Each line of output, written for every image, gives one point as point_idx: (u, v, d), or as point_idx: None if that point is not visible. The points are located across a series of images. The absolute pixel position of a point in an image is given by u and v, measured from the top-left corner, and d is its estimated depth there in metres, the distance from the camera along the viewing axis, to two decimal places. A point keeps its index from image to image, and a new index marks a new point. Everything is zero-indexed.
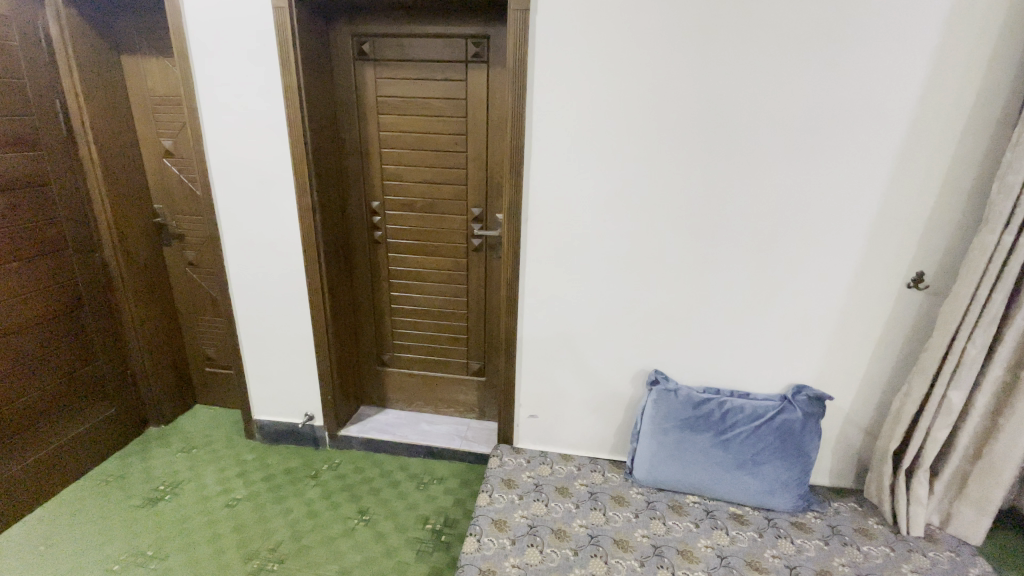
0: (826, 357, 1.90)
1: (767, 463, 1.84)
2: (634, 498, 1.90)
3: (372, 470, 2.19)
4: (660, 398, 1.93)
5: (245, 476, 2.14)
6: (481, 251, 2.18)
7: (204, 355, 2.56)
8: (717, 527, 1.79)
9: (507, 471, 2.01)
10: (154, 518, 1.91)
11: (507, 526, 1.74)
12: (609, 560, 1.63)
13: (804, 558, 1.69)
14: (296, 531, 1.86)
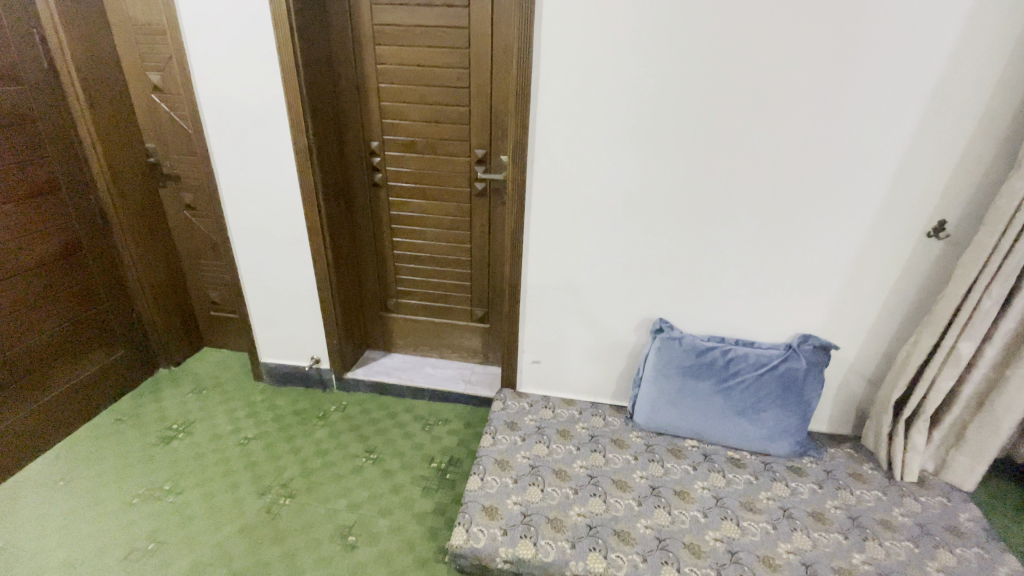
0: (835, 308, 1.87)
1: (768, 410, 1.85)
2: (634, 441, 1.94)
3: (378, 411, 2.23)
4: (664, 345, 1.92)
5: (255, 416, 2.20)
6: (485, 195, 2.11)
7: (209, 299, 2.56)
8: (714, 470, 1.84)
9: (510, 414, 2.04)
10: (170, 455, 1.99)
11: (510, 466, 1.79)
12: (608, 499, 1.69)
13: (798, 500, 1.74)
14: (307, 468, 1.93)
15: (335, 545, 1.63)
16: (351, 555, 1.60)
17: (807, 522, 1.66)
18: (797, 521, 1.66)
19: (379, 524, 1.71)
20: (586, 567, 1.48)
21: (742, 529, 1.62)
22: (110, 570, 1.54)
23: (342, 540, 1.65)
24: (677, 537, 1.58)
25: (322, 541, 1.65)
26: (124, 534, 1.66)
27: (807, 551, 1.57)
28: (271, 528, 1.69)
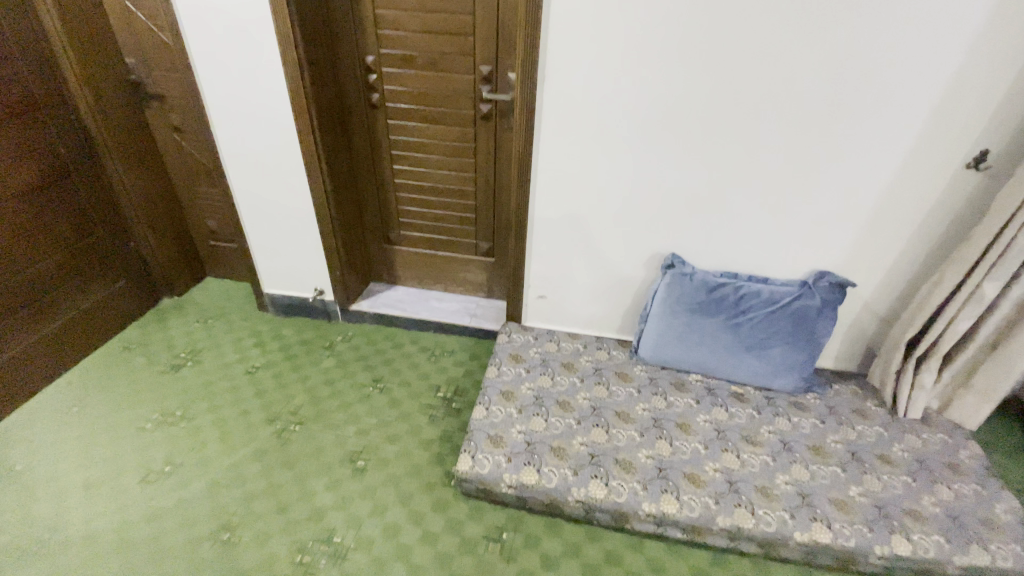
0: (856, 244, 1.79)
1: (776, 347, 1.83)
2: (638, 375, 1.93)
3: (384, 342, 2.23)
4: (674, 281, 1.86)
5: (261, 345, 2.20)
6: (491, 119, 1.96)
7: (207, 229, 2.49)
8: (717, 404, 1.84)
9: (515, 347, 2.03)
10: (180, 382, 2.02)
11: (514, 397, 1.80)
12: (610, 430, 1.70)
13: (798, 434, 1.75)
14: (314, 396, 1.95)
15: (345, 469, 1.68)
16: (361, 479, 1.66)
17: (806, 455, 1.68)
18: (797, 454, 1.69)
19: (387, 450, 1.75)
20: (588, 494, 1.52)
21: (742, 461, 1.64)
22: (129, 490, 1.61)
23: (351, 465, 1.70)
24: (677, 467, 1.61)
25: (332, 465, 1.70)
26: (140, 458, 1.72)
27: (804, 482, 1.60)
28: (282, 453, 1.73)
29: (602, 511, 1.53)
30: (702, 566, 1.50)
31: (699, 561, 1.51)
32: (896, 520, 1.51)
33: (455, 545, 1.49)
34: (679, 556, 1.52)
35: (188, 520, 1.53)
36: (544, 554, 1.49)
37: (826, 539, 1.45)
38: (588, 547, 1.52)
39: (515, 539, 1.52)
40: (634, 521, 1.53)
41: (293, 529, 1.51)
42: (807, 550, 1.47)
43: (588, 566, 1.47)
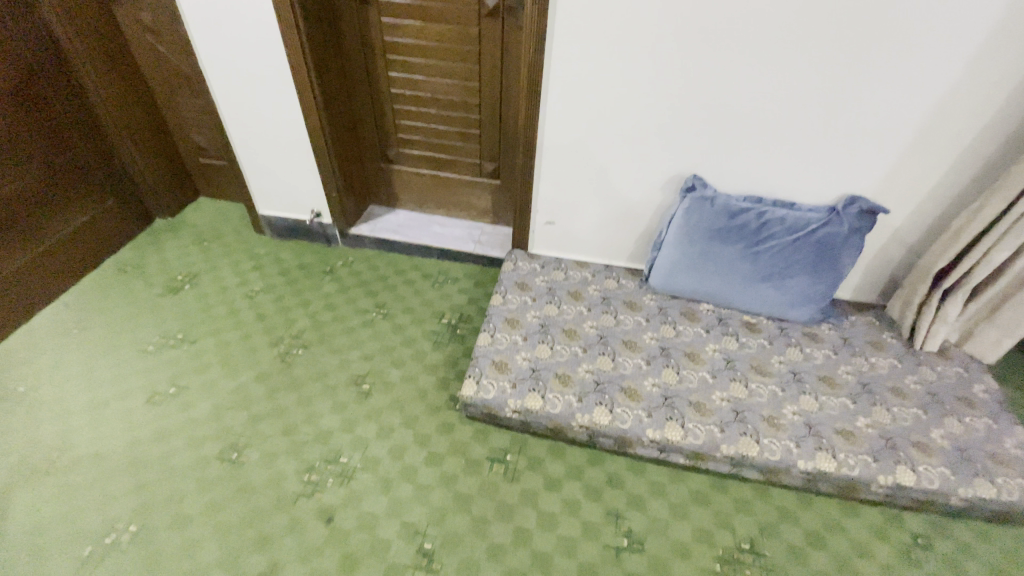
0: (895, 167, 1.63)
1: (795, 276, 1.74)
2: (647, 304, 1.85)
3: (385, 268, 2.15)
4: (693, 204, 1.72)
5: (260, 269, 2.14)
6: (497, 17, 1.74)
7: (194, 145, 2.33)
8: (727, 334, 1.77)
9: (520, 275, 1.94)
10: (179, 305, 1.98)
11: (519, 325, 1.75)
12: (616, 358, 1.64)
13: (810, 365, 1.71)
14: (316, 320, 1.90)
15: (350, 392, 1.67)
16: (366, 402, 1.65)
17: (816, 386, 1.65)
18: (807, 384, 1.65)
19: (392, 374, 1.73)
20: (592, 420, 1.49)
21: (750, 391, 1.60)
22: (135, 411, 1.62)
23: (356, 388, 1.68)
24: (683, 396, 1.55)
25: (336, 388, 1.68)
26: (143, 380, 1.71)
27: (812, 413, 1.57)
28: (285, 376, 1.71)
29: (606, 437, 1.51)
30: (703, 490, 1.49)
31: (700, 486, 1.50)
32: (903, 451, 1.49)
33: (460, 466, 1.50)
34: (681, 480, 1.51)
35: (195, 439, 1.54)
36: (548, 476, 1.50)
37: (830, 468, 1.44)
38: (591, 470, 1.52)
39: (520, 461, 1.53)
40: (637, 447, 1.51)
41: (300, 449, 1.52)
42: (808, 478, 1.46)
43: (590, 488, 1.48)
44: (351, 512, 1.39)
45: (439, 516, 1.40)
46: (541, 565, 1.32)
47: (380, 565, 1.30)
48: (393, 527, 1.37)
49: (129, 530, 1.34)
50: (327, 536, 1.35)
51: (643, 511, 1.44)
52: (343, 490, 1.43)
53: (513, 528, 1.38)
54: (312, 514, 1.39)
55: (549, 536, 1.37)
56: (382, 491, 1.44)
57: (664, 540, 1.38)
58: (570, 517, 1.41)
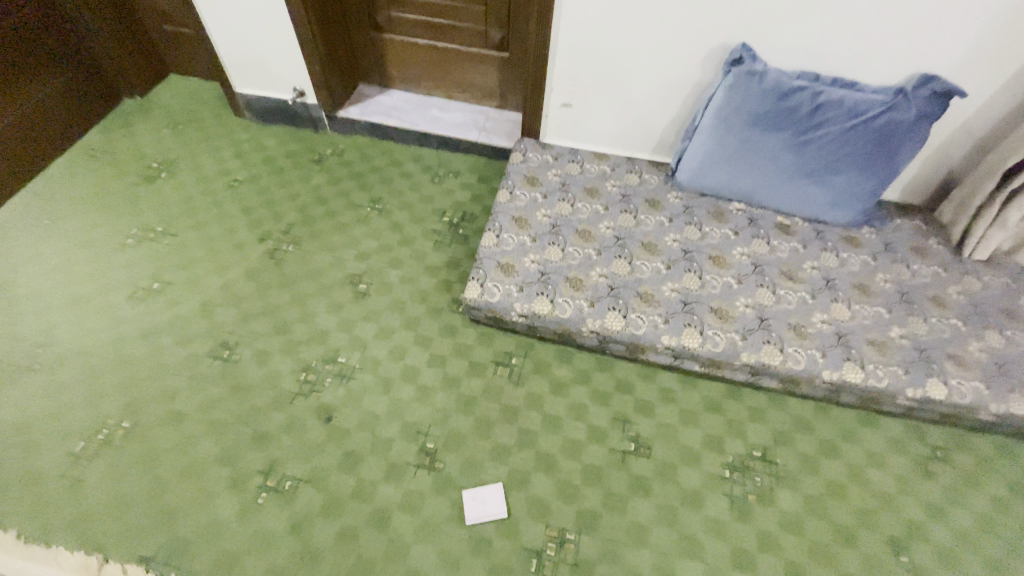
0: (988, 36, 1.34)
1: (843, 172, 1.53)
2: (672, 202, 1.65)
3: (380, 158, 1.93)
4: (739, 82, 1.46)
5: (243, 158, 1.93)
6: None
7: (156, 9, 2.01)
8: (758, 236, 1.59)
9: (530, 169, 1.69)
10: (158, 196, 1.81)
11: (528, 226, 1.53)
12: (633, 263, 1.47)
13: (845, 272, 1.56)
14: (306, 215, 1.73)
15: (346, 292, 1.54)
16: (364, 302, 1.52)
17: (850, 294, 1.51)
18: (840, 292, 1.51)
19: (390, 275, 1.58)
20: (603, 326, 1.36)
21: (778, 298, 1.46)
22: (119, 307, 1.52)
23: (353, 288, 1.55)
24: (704, 302, 1.42)
25: (331, 288, 1.55)
26: (125, 275, 1.60)
27: (843, 322, 1.44)
28: (276, 273, 1.58)
29: (617, 342, 1.40)
30: (716, 398, 1.41)
31: (713, 394, 1.42)
32: (936, 364, 1.39)
33: (463, 369, 1.43)
34: (693, 387, 1.43)
35: (184, 338, 1.45)
36: (555, 380, 1.42)
37: (856, 379, 1.34)
38: (600, 375, 1.44)
39: (525, 365, 1.45)
40: (650, 353, 1.41)
41: (295, 348, 1.43)
42: (831, 389, 1.38)
43: (598, 393, 1.40)
44: (349, 411, 1.34)
45: (441, 417, 1.34)
46: (545, 466, 1.29)
47: (380, 463, 1.27)
48: (393, 427, 1.32)
49: (122, 427, 1.30)
50: (325, 434, 1.30)
51: (653, 417, 1.37)
52: (341, 390, 1.37)
53: (517, 430, 1.33)
54: (309, 413, 1.33)
55: (554, 439, 1.33)
56: (382, 393, 1.37)
57: (673, 445, 1.33)
58: (576, 421, 1.35)
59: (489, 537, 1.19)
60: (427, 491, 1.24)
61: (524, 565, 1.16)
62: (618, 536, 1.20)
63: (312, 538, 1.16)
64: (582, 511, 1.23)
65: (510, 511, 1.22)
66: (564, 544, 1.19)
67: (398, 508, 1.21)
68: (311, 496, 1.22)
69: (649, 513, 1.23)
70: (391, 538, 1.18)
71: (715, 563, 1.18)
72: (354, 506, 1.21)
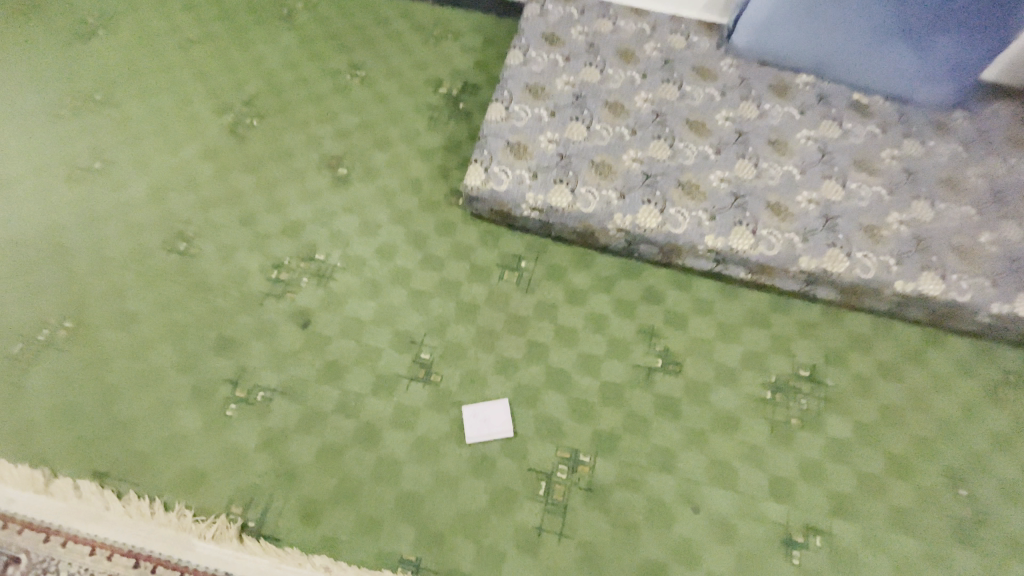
0: None
1: (951, 32, 1.18)
2: (724, 72, 1.32)
3: (363, 15, 1.56)
4: None
5: (195, 12, 1.57)
6: None
7: None
8: (827, 118, 1.29)
9: (550, 26, 1.34)
10: (94, 56, 1.48)
11: (545, 96, 1.22)
12: (675, 145, 1.18)
13: (929, 164, 1.27)
14: (273, 83, 1.41)
15: (323, 177, 1.26)
16: (344, 190, 1.24)
17: (935, 191, 1.23)
18: (922, 189, 1.23)
19: (375, 157, 1.28)
20: (635, 222, 1.09)
21: (848, 193, 1.19)
22: (54, 190, 1.27)
23: (331, 172, 1.26)
24: (759, 196, 1.15)
25: (305, 171, 1.27)
26: (59, 152, 1.33)
27: (923, 225, 1.18)
28: (239, 152, 1.31)
29: (647, 243, 1.13)
30: (761, 310, 1.18)
31: (758, 306, 1.19)
32: None
33: (464, 272, 1.16)
34: (734, 299, 1.18)
35: (132, 226, 1.22)
36: (570, 287, 1.16)
37: (933, 292, 1.11)
38: (626, 284, 1.17)
39: (536, 270, 1.17)
40: (688, 258, 1.14)
41: (263, 241, 1.18)
42: (899, 303, 1.15)
43: (622, 303, 1.15)
44: (327, 315, 1.11)
45: (437, 326, 1.11)
46: (557, 382, 1.08)
47: (368, 377, 1.06)
48: (382, 336, 1.10)
49: (64, 327, 1.11)
50: (301, 341, 1.08)
51: (686, 331, 1.13)
52: (319, 292, 1.13)
53: (525, 342, 1.11)
54: (281, 316, 1.10)
55: (569, 354, 1.10)
56: (368, 298, 1.12)
57: (708, 361, 1.11)
58: (596, 335, 1.12)
59: (490, 457, 1.01)
60: (422, 407, 1.04)
61: (531, 488, 0.99)
62: (641, 460, 1.02)
63: (288, 454, 1.00)
64: (600, 432, 1.04)
65: (516, 430, 1.04)
66: (577, 466, 1.01)
67: (388, 425, 1.03)
68: (285, 410, 1.03)
69: (678, 436, 1.05)
70: (380, 456, 1.01)
71: (751, 492, 1.02)
72: (336, 422, 1.03)
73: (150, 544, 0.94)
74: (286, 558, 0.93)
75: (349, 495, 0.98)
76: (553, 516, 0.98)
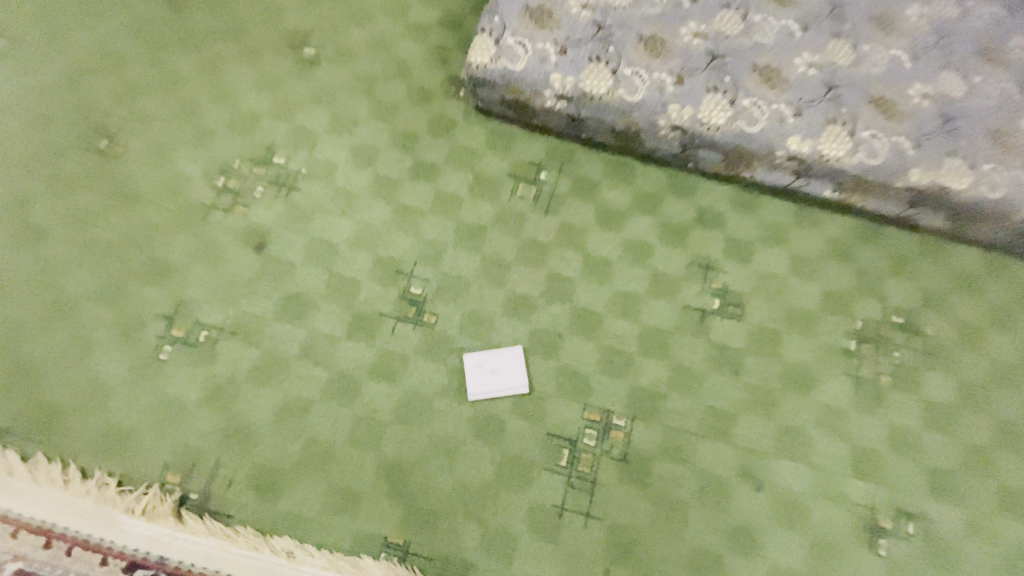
0: None
1: None
2: None
3: None
4: None
5: None
6: None
7: None
8: None
9: None
10: None
11: None
12: (750, 18, 0.88)
13: None
14: None
15: (285, 59, 0.97)
16: (310, 77, 0.96)
17: None
18: None
19: (351, 36, 0.99)
20: (697, 118, 0.82)
21: (976, 86, 0.89)
22: None
23: (294, 53, 0.97)
24: (858, 87, 0.87)
25: (261, 51, 0.98)
26: None
27: None
28: (177, 27, 1.01)
29: (709, 146, 0.85)
30: (847, 240, 0.91)
31: (845, 235, 0.91)
32: None
33: (465, 185, 0.88)
34: (812, 225, 0.91)
35: (39, 117, 0.93)
36: (603, 207, 0.88)
37: None
38: (676, 204, 0.89)
39: (561, 184, 0.89)
40: (760, 167, 0.87)
41: (207, 141, 0.92)
42: None
43: (671, 228, 0.88)
44: (287, 235, 0.84)
45: (431, 252, 0.84)
46: (586, 327, 0.82)
47: (341, 317, 0.81)
48: (358, 263, 0.83)
49: None
50: (255, 267, 0.83)
51: (752, 265, 0.87)
52: (279, 206, 0.86)
53: (545, 276, 0.84)
54: (229, 234, 0.85)
55: (601, 292, 0.84)
56: (341, 214, 0.86)
57: (779, 303, 0.86)
58: (636, 268, 0.85)
59: (497, 419, 0.78)
60: (412, 353, 0.80)
61: (549, 458, 0.76)
62: (693, 425, 0.78)
63: (239, 411, 0.77)
64: (640, 389, 0.79)
65: (532, 386, 0.79)
66: (610, 431, 0.78)
67: (366, 376, 0.79)
68: (234, 355, 0.80)
69: (741, 396, 0.80)
70: (357, 416, 0.77)
71: (829, 467, 0.80)
72: (298, 371, 0.79)
73: (62, 521, 0.73)
74: (237, 540, 0.73)
75: (316, 465, 0.75)
76: (578, 493, 0.75)
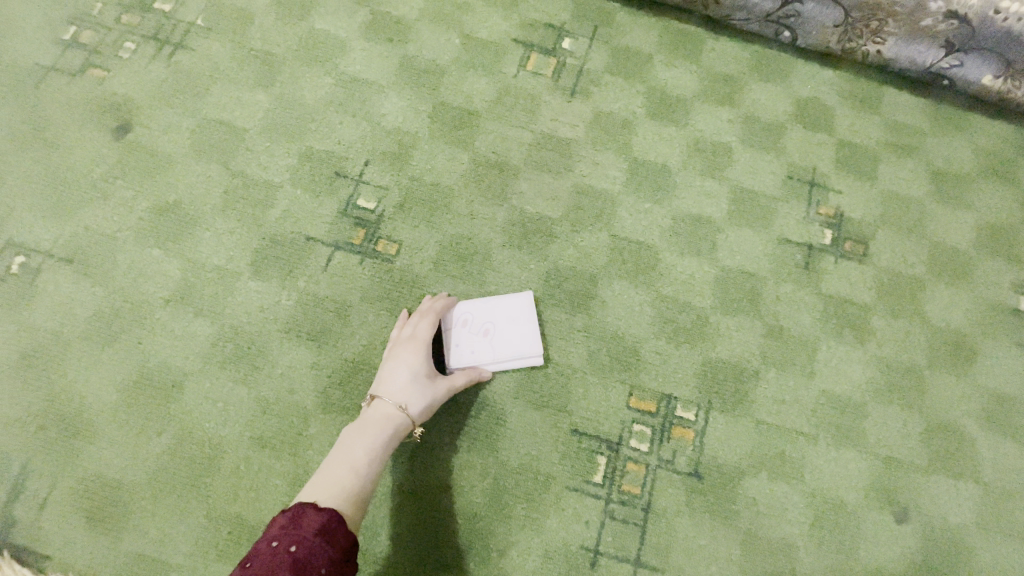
0: None
1: None
2: None
3: None
4: None
5: None
6: None
7: None
8: None
9: None
10: None
11: None
12: None
13: None
14: None
15: None
16: None
17: None
18: None
19: None
20: None
21: None
22: None
23: None
24: None
25: None
26: None
27: None
28: None
29: None
30: (1011, 153, 0.60)
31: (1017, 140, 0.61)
32: None
33: (450, 52, 0.58)
34: (967, 126, 0.61)
35: None
36: (657, 92, 0.59)
37: None
38: (763, 94, 0.60)
39: (593, 57, 0.59)
40: (895, 33, 0.57)
41: None
42: None
43: (755, 126, 0.59)
44: (168, 114, 0.54)
45: (394, 147, 0.54)
46: (632, 265, 0.53)
47: (244, 241, 0.50)
48: (276, 159, 0.53)
49: None
50: (111, 160, 0.52)
51: (877, 183, 0.58)
52: (157, 72, 0.55)
53: (569, 188, 0.54)
54: (75, 111, 0.53)
55: (654, 215, 0.54)
56: (255, 87, 0.55)
57: (919, 238, 0.57)
58: (706, 182, 0.56)
59: (492, 407, 0.48)
60: (358, 299, 0.49)
61: (575, 472, 0.47)
62: (799, 421, 0.50)
63: (64, 388, 0.46)
64: (717, 364, 0.50)
65: (548, 356, 0.49)
66: (671, 429, 0.48)
67: (279, 337, 0.48)
68: (63, 296, 0.48)
69: (869, 377, 0.52)
70: (263, 398, 0.46)
71: (1018, 490, 0.50)
72: (166, 325, 0.48)
73: None
74: None
75: (186, 483, 0.44)
76: (621, 528, 0.46)
